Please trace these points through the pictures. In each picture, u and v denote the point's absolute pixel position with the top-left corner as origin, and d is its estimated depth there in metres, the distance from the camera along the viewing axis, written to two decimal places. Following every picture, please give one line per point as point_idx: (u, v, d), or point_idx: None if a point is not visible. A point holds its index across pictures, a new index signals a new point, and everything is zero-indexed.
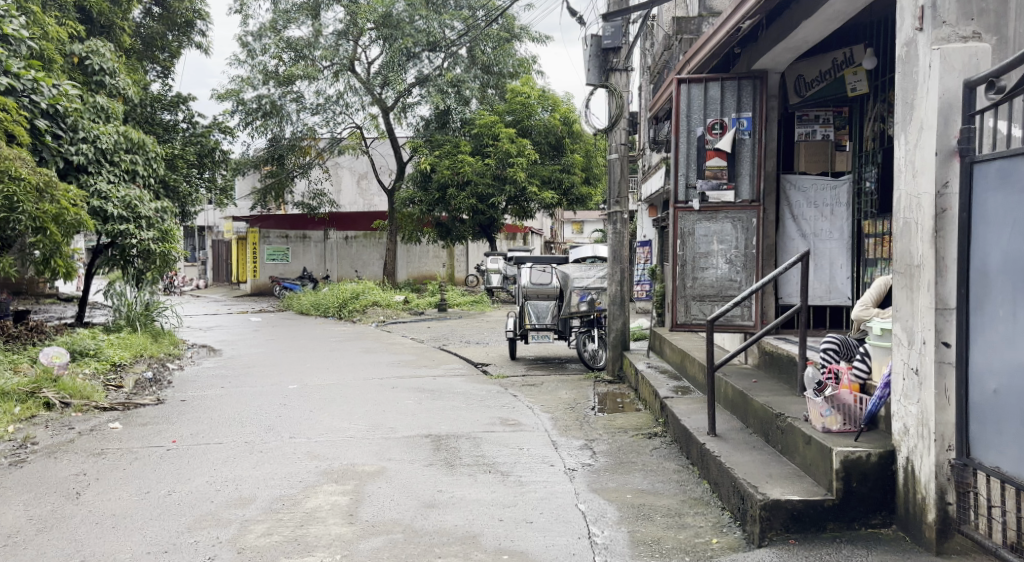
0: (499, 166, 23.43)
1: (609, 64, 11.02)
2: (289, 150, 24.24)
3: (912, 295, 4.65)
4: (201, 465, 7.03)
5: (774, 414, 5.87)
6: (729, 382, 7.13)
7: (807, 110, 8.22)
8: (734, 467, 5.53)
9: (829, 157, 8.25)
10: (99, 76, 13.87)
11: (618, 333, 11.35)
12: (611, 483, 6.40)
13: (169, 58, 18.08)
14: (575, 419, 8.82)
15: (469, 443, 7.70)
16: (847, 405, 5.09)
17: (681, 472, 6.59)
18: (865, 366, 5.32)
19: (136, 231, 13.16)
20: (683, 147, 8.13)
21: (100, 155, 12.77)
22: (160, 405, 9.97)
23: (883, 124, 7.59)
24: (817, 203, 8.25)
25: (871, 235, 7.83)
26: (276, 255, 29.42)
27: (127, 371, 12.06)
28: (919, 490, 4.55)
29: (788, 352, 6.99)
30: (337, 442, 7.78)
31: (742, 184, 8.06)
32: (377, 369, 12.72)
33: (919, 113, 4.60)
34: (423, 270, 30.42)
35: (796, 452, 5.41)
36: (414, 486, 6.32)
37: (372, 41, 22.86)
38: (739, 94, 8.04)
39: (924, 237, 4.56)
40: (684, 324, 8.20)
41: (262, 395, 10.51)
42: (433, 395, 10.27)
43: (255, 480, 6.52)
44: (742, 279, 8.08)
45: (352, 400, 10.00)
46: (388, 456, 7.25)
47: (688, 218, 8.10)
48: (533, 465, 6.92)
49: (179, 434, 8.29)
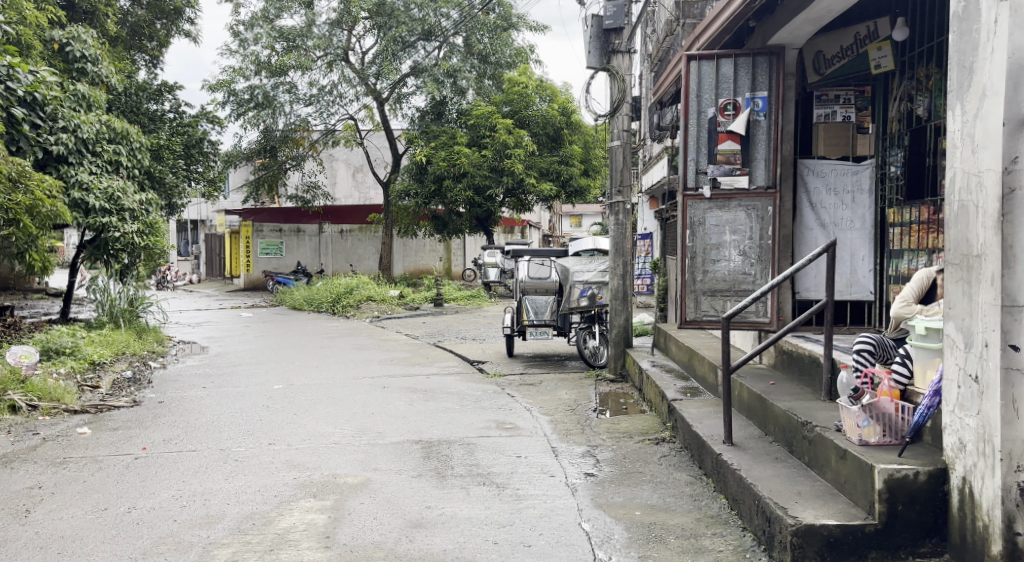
0: (496, 157, 22.81)
1: (612, 45, 10.40)
2: (282, 142, 23.53)
3: (970, 290, 4.06)
4: (168, 476, 6.41)
5: (800, 422, 5.28)
6: (745, 385, 6.55)
7: (828, 89, 7.66)
8: (757, 483, 4.94)
9: (851, 139, 7.65)
10: (80, 63, 13.19)
11: (621, 329, 10.74)
12: (617, 498, 5.80)
13: (157, 47, 17.48)
14: (576, 422, 8.25)
15: (462, 451, 7.09)
16: (887, 415, 4.51)
17: (694, 484, 5.99)
18: (906, 371, 4.72)
19: (119, 224, 12.45)
20: (692, 130, 7.50)
21: (81, 145, 12.13)
22: (136, 407, 9.36)
23: (910, 104, 7.10)
24: (838, 189, 7.64)
25: (897, 225, 7.32)
26: (269, 250, 28.71)
27: (105, 370, 11.44)
28: (980, 516, 3.94)
29: (810, 352, 6.41)
30: (320, 449, 7.19)
31: (757, 169, 7.45)
32: (368, 368, 12.11)
33: (982, 78, 4.00)
34: (419, 264, 29.82)
35: (827, 466, 4.83)
36: (400, 501, 5.73)
37: (366, 30, 22.25)
38: (754, 72, 7.40)
39: (987, 223, 3.96)
40: (694, 321, 7.64)
41: (244, 396, 9.88)
42: (426, 396, 9.66)
43: (226, 494, 5.92)
44: (756, 273, 7.50)
45: (340, 401, 9.41)
46: (374, 465, 6.65)
47: (698, 206, 7.52)
48: (532, 476, 6.31)
49: (152, 440, 7.68)
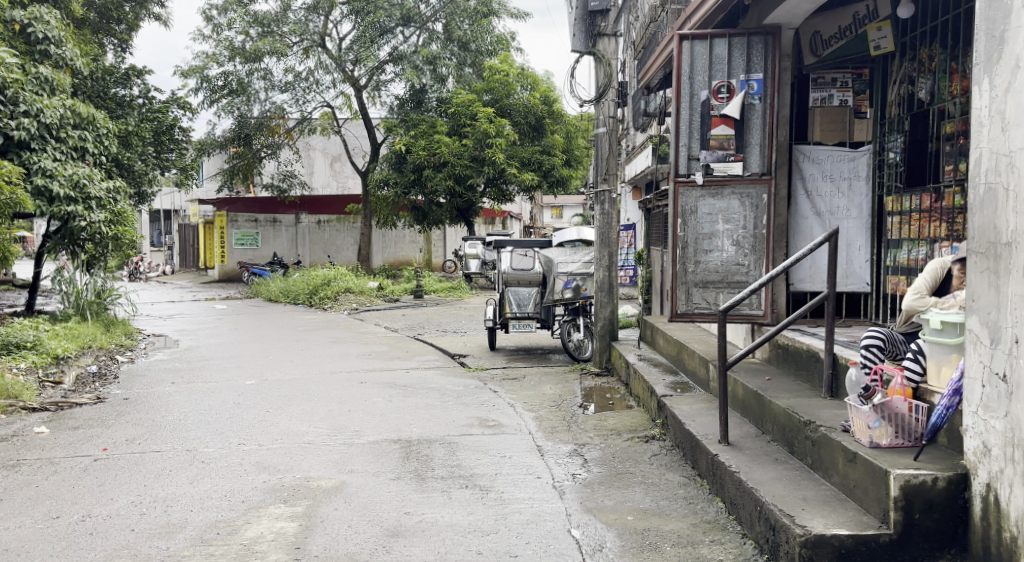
0: (477, 147, 22.37)
1: (597, 28, 10.04)
2: (257, 130, 23.09)
3: (997, 281, 3.81)
4: (127, 481, 6.05)
5: (802, 422, 4.98)
6: (740, 381, 6.23)
7: (824, 72, 7.36)
8: (759, 487, 4.63)
9: (848, 125, 7.34)
10: (43, 45, 12.73)
11: (606, 321, 10.40)
12: (608, 501, 5.47)
13: (126, 31, 17.05)
14: (561, 419, 7.91)
15: (443, 450, 6.75)
16: (899, 414, 4.21)
17: (688, 486, 5.67)
18: (918, 367, 4.45)
19: (84, 213, 11.98)
20: (685, 113, 7.20)
21: (44, 131, 11.73)
22: (98, 404, 8.97)
23: (910, 87, 6.81)
24: (834, 176, 7.32)
25: (896, 213, 7.02)
26: (245, 240, 28.16)
27: (69, 365, 11.04)
28: (1007, 527, 3.66)
29: (808, 346, 6.10)
30: (292, 450, 6.83)
31: (751, 156, 7.13)
32: (345, 362, 11.73)
33: (1016, 49, 3.74)
34: (398, 255, 29.44)
35: (832, 469, 4.54)
36: (377, 506, 5.40)
37: (344, 16, 21.83)
38: (749, 52, 7.08)
39: (1019, 207, 3.71)
40: (685, 314, 7.32)
41: (213, 393, 9.51)
42: (405, 392, 9.31)
43: (189, 500, 5.61)
44: (750, 263, 7.19)
45: (316, 397, 9.04)
46: (350, 467, 6.31)
47: (690, 194, 7.20)
48: (516, 478, 5.98)
49: (113, 440, 7.30)
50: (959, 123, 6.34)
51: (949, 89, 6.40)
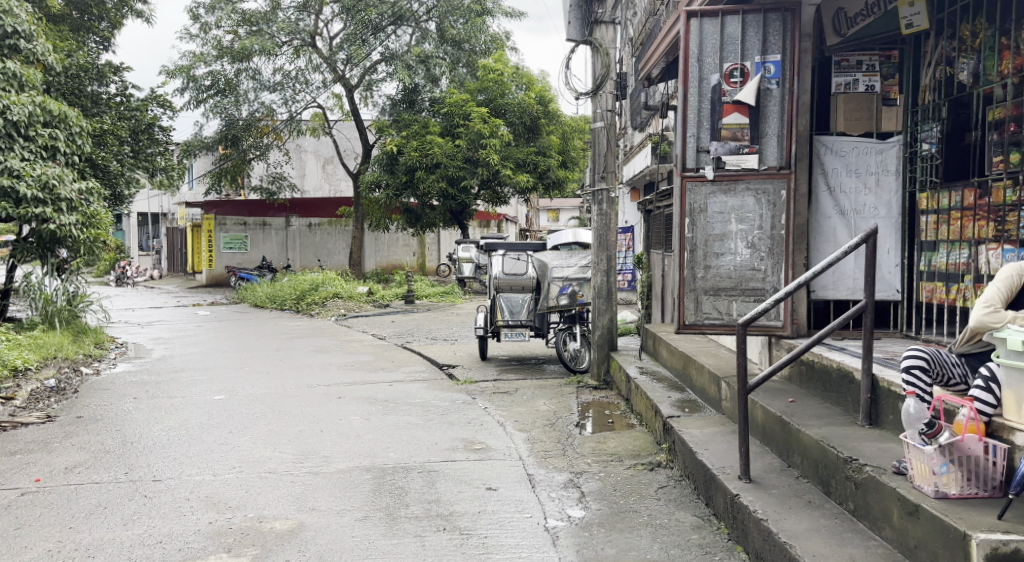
0: (470, 148, 21.49)
1: (594, 14, 9.25)
2: (245, 131, 22.21)
3: None
4: (52, 521, 5.23)
5: (843, 459, 4.17)
6: (759, 403, 5.41)
7: (847, 55, 6.57)
8: (794, 542, 3.84)
9: (875, 112, 6.54)
10: (12, 39, 11.70)
11: (604, 329, 9.55)
12: (609, 549, 4.65)
13: (109, 28, 16.24)
14: (555, 441, 7.09)
15: (421, 481, 5.93)
16: (971, 458, 3.57)
17: (702, 530, 4.85)
18: (991, 398, 3.74)
19: (55, 215, 11.13)
20: (693, 101, 6.42)
21: (11, 129, 10.89)
22: (48, 425, 8.09)
23: (949, 68, 6.11)
24: (860, 171, 6.53)
25: (930, 212, 6.27)
26: (233, 244, 27.30)
27: (28, 379, 10.09)
28: None
29: (836, 364, 5.31)
30: (249, 481, 5.99)
31: (768, 147, 6.35)
32: (325, 374, 10.87)
33: None
34: (391, 259, 28.63)
35: (888, 521, 3.77)
36: (336, 556, 4.60)
37: (335, 14, 21.06)
38: (765, 31, 6.31)
39: None
40: (693, 325, 6.50)
41: (177, 410, 8.65)
42: (385, 408, 8.48)
43: (117, 549, 4.77)
44: (767, 268, 6.37)
45: (288, 416, 8.19)
46: (311, 504, 5.47)
47: (700, 190, 6.38)
48: (502, 517, 5.16)
49: (50, 469, 6.42)
50: (1010, 107, 5.64)
51: (998, 69, 5.72)
